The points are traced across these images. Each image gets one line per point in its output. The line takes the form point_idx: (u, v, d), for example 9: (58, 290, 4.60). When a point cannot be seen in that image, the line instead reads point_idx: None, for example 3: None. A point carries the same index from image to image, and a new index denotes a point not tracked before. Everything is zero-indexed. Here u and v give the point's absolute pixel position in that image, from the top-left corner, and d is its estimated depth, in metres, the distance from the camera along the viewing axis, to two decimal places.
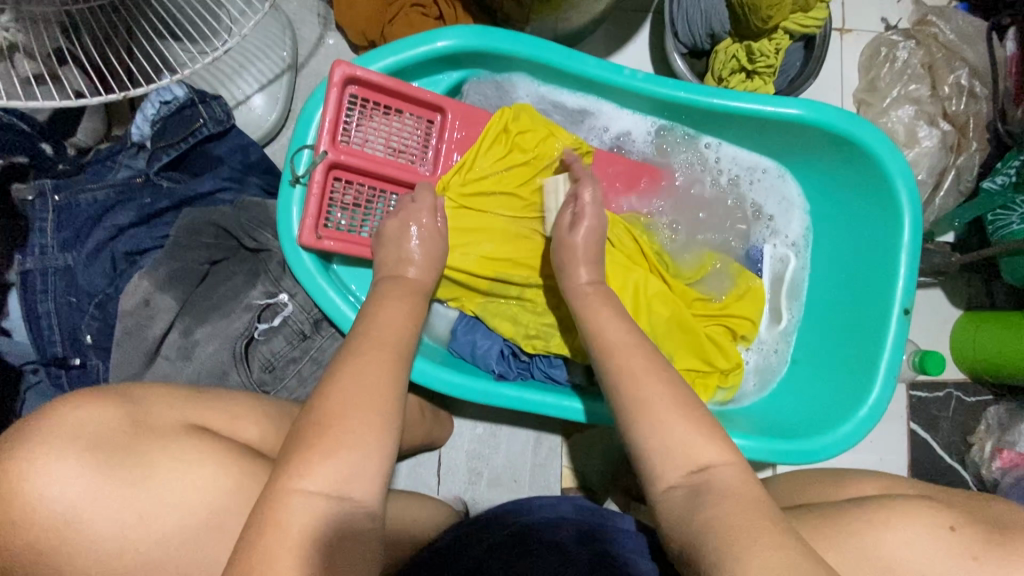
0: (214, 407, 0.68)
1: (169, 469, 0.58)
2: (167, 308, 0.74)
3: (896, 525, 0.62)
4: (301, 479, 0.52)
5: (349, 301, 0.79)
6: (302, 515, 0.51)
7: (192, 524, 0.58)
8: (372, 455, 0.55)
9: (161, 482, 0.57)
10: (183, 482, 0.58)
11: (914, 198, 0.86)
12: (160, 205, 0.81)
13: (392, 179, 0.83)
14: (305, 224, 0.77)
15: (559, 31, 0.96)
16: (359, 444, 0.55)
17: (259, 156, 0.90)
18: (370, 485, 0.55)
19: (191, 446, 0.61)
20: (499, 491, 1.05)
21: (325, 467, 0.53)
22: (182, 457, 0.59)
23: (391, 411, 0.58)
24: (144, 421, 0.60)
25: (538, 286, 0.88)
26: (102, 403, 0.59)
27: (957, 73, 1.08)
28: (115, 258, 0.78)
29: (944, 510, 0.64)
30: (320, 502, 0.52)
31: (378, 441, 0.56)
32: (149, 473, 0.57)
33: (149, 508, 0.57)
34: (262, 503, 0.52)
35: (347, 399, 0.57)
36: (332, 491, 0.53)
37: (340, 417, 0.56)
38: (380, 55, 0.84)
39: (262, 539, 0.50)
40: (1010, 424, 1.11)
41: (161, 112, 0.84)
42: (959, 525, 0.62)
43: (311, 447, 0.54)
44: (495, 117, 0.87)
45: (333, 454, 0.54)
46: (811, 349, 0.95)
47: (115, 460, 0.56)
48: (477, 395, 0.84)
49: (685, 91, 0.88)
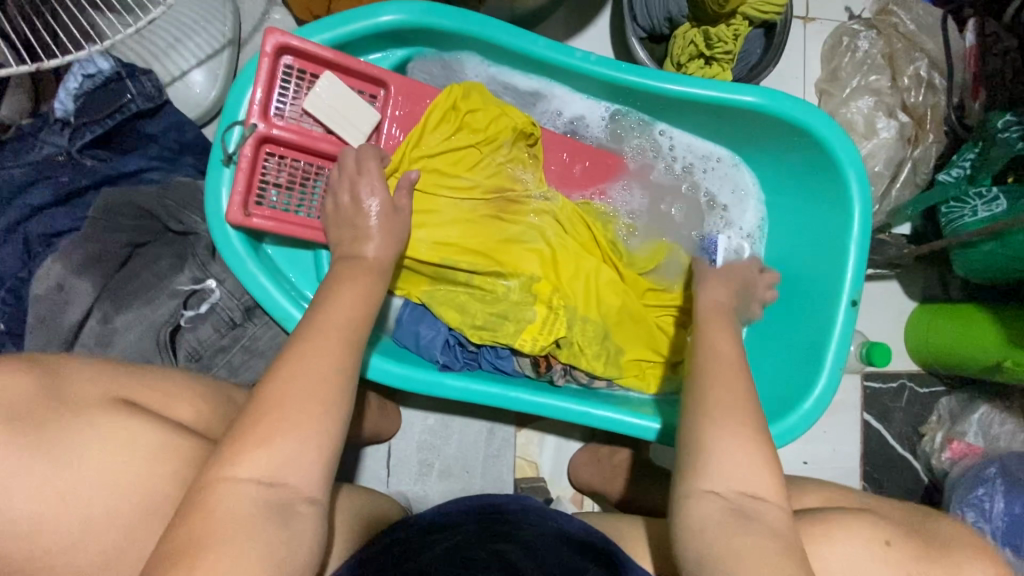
0: (146, 384, 0.64)
1: (83, 456, 0.54)
2: (83, 293, 0.71)
3: (838, 530, 0.62)
4: (235, 466, 0.50)
5: (282, 287, 0.76)
6: (237, 502, 0.49)
7: (104, 518, 0.54)
8: (302, 448, 0.52)
9: (71, 473, 0.53)
10: (98, 474, 0.54)
11: (865, 189, 0.85)
12: (79, 184, 0.77)
13: (330, 156, 0.80)
14: (233, 200, 0.74)
15: (514, 11, 0.92)
16: (294, 432, 0.52)
17: (195, 134, 0.85)
18: (309, 473, 0.52)
19: (107, 428, 0.56)
20: (450, 483, 1.03)
21: (259, 455, 0.51)
22: (92, 446, 0.55)
23: (336, 398, 0.56)
24: (57, 395, 0.57)
25: (484, 272, 0.85)
26: (15, 374, 0.56)
27: (916, 64, 1.08)
28: (28, 240, 0.74)
29: (882, 525, 0.64)
30: (254, 488, 0.49)
31: (309, 435, 0.53)
32: (58, 462, 0.53)
33: (56, 501, 0.52)
34: (193, 493, 0.50)
35: (273, 389, 0.54)
36: (265, 478, 0.50)
37: (272, 407, 0.53)
38: (321, 27, 0.80)
39: (185, 527, 0.47)
40: (961, 415, 1.13)
41: (83, 86, 0.78)
42: (894, 539, 0.62)
43: (247, 433, 0.51)
44: (445, 94, 0.84)
45: (267, 442, 0.51)
46: (762, 340, 0.94)
47: (20, 445, 0.52)
48: (420, 385, 0.82)
49: (639, 75, 0.86)
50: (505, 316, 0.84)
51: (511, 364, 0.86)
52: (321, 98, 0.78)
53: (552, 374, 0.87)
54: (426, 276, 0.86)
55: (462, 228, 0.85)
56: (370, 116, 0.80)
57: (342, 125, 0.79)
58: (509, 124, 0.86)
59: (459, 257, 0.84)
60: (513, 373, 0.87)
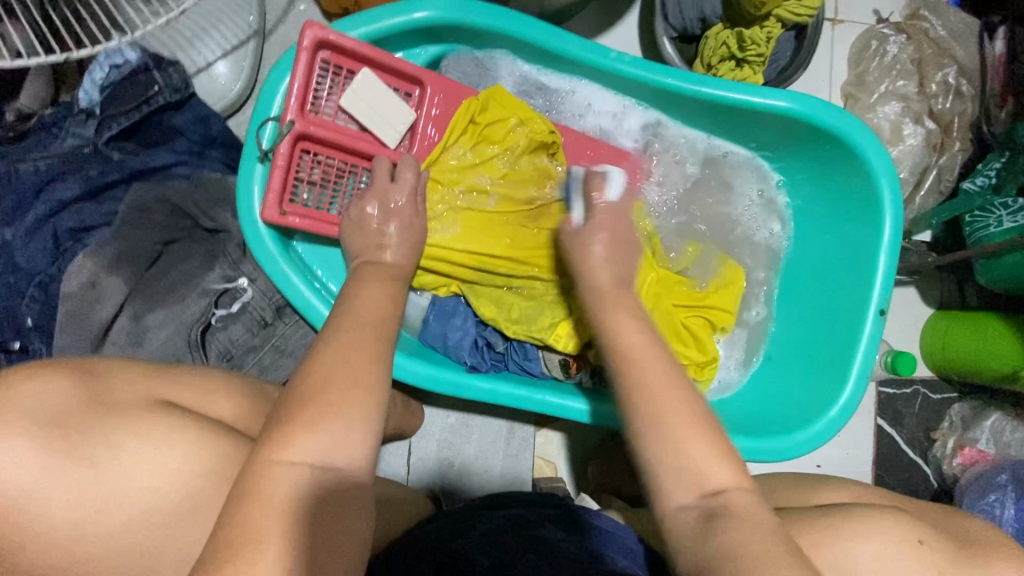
0: (174, 382, 0.63)
1: (133, 455, 0.53)
2: (114, 291, 0.71)
3: (872, 540, 0.61)
4: (281, 453, 0.49)
5: (315, 289, 0.76)
6: (284, 488, 0.48)
7: (151, 520, 0.53)
8: (351, 448, 0.52)
9: (119, 474, 0.52)
10: (139, 479, 0.53)
11: (897, 198, 0.84)
12: (108, 177, 0.75)
13: (364, 155, 0.80)
14: (268, 198, 0.74)
15: (545, 7, 0.90)
16: (346, 425, 0.52)
17: (221, 128, 0.84)
18: (356, 455, 0.51)
19: (156, 426, 0.56)
20: (469, 482, 1.02)
21: (310, 441, 0.50)
22: (135, 445, 0.54)
23: (376, 395, 0.55)
24: (107, 399, 0.55)
25: (516, 271, 0.85)
26: (64, 375, 0.55)
27: (945, 71, 1.07)
28: (57, 235, 0.73)
29: (915, 524, 0.64)
30: (306, 473, 0.49)
31: (355, 439, 0.52)
32: (105, 464, 0.52)
33: (101, 503, 0.51)
34: (239, 482, 0.48)
35: (318, 384, 0.53)
36: (315, 460, 0.50)
37: (313, 398, 0.52)
38: (355, 21, 0.79)
39: (240, 511, 0.46)
40: (973, 422, 1.13)
41: (111, 76, 0.78)
42: (927, 538, 0.62)
43: (291, 420, 0.51)
44: (462, 108, 0.84)
45: (322, 428, 0.51)
46: (783, 344, 0.94)
47: (66, 444, 0.51)
48: (448, 386, 0.81)
49: (674, 77, 0.85)
50: (540, 314, 0.84)
51: (538, 366, 0.86)
52: (358, 95, 0.78)
53: (580, 376, 0.87)
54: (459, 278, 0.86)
55: (489, 239, 0.85)
56: (405, 114, 0.81)
57: (379, 124, 0.80)
58: (529, 135, 0.85)
59: (489, 260, 0.84)
60: (542, 376, 0.87)
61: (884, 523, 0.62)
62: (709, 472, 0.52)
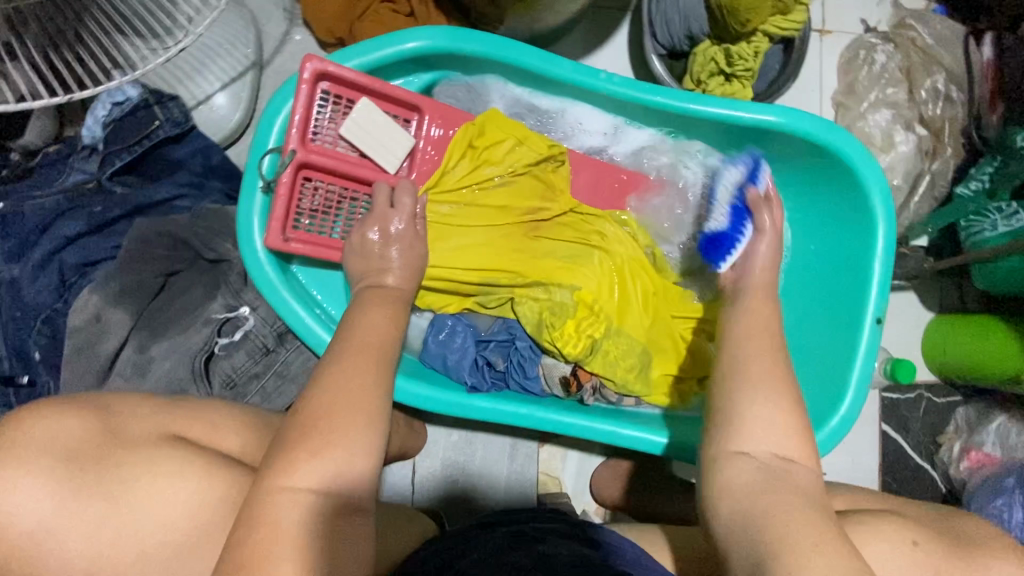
0: (188, 416, 0.64)
1: (145, 484, 0.55)
2: (119, 324, 0.73)
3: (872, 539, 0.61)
4: (281, 480, 0.50)
5: (316, 315, 0.77)
6: (290, 516, 0.48)
7: (166, 547, 0.55)
8: (354, 474, 0.53)
9: (133, 502, 0.54)
10: (150, 509, 0.54)
11: (889, 207, 0.85)
12: (111, 213, 0.77)
13: (365, 181, 0.82)
14: (272, 226, 0.77)
15: (535, 31, 0.92)
16: (353, 447, 0.53)
17: (221, 159, 0.86)
18: (354, 480, 0.52)
19: (170, 456, 0.57)
20: (473, 500, 1.02)
21: (312, 464, 0.51)
22: (147, 473, 0.55)
23: (377, 418, 0.56)
24: (118, 432, 0.57)
25: (520, 287, 0.87)
26: (74, 412, 0.56)
27: (934, 78, 1.07)
28: (63, 271, 0.75)
29: (909, 525, 0.65)
30: (304, 499, 0.49)
31: (357, 464, 0.53)
32: (112, 495, 0.53)
33: (119, 530, 0.53)
34: (243, 510, 0.49)
35: (324, 409, 0.54)
36: (318, 489, 0.50)
37: (318, 422, 0.53)
38: (352, 53, 0.81)
39: (242, 545, 0.47)
40: (978, 425, 1.12)
41: (112, 114, 0.80)
42: (921, 540, 0.63)
43: (293, 447, 0.52)
44: (461, 131, 0.86)
45: (326, 452, 0.52)
46: (783, 354, 0.94)
47: (81, 479, 0.53)
48: (449, 408, 0.82)
49: (663, 94, 0.86)
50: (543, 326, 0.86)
51: (538, 385, 0.87)
52: (358, 123, 0.80)
53: (582, 393, 0.88)
54: (464, 295, 0.88)
55: (494, 257, 0.87)
56: (405, 140, 0.83)
57: (380, 152, 0.82)
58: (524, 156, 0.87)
59: (493, 276, 0.86)
60: (541, 394, 0.88)
61: (881, 531, 0.63)
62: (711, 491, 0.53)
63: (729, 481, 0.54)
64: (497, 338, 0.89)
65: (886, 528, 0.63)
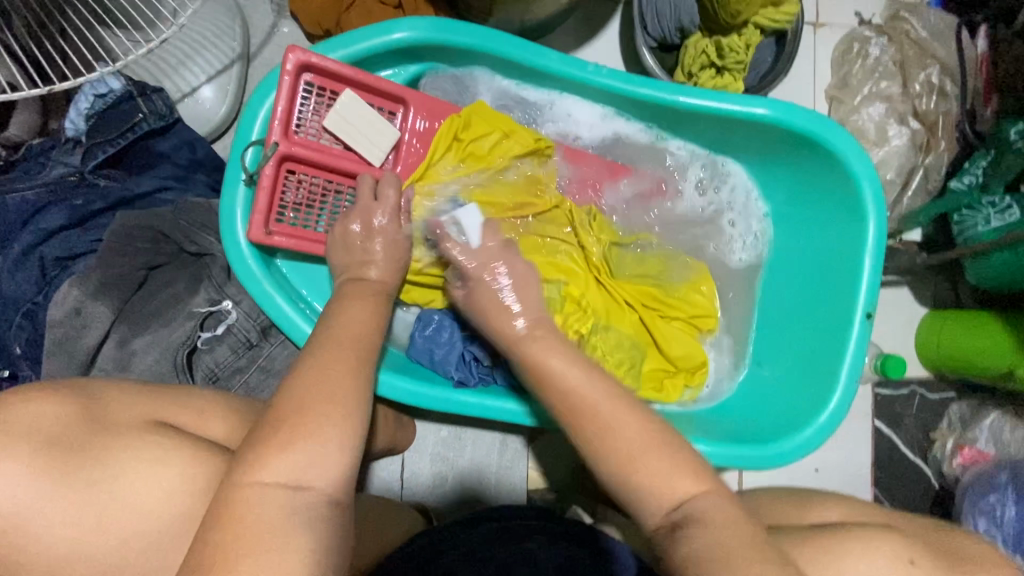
0: (172, 402, 0.63)
1: (120, 478, 0.54)
2: (101, 317, 0.72)
3: (854, 550, 0.62)
4: (256, 474, 0.49)
5: (299, 309, 0.77)
6: (264, 508, 0.48)
7: (142, 543, 0.54)
8: (331, 469, 0.52)
9: (111, 492, 0.53)
10: (124, 503, 0.54)
11: (880, 201, 0.84)
12: (93, 207, 0.77)
13: (350, 174, 0.81)
14: (255, 219, 0.76)
15: (523, 23, 0.91)
16: (330, 442, 0.52)
17: (207, 152, 0.85)
18: (331, 475, 0.52)
19: (145, 450, 0.56)
20: (462, 496, 1.02)
21: (289, 459, 0.50)
22: (124, 465, 0.54)
23: (357, 412, 0.56)
24: (100, 418, 0.56)
25: None
26: (55, 399, 0.56)
27: (928, 71, 1.06)
28: (44, 264, 0.75)
29: (908, 543, 0.64)
30: (279, 493, 0.49)
31: (335, 459, 0.52)
32: (85, 490, 0.53)
33: (94, 523, 0.52)
34: (219, 499, 0.49)
35: (301, 402, 0.54)
36: (294, 483, 0.50)
37: (295, 416, 0.53)
38: (336, 44, 0.80)
39: (216, 534, 0.46)
40: (972, 421, 1.11)
41: (95, 106, 0.79)
42: (919, 558, 0.62)
43: (269, 441, 0.51)
44: (447, 124, 0.85)
45: (302, 446, 0.51)
46: (774, 351, 0.94)
47: (52, 473, 0.52)
48: (434, 402, 0.82)
49: (651, 87, 0.85)
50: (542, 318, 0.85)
51: (526, 380, 0.87)
52: (342, 115, 0.79)
53: None
54: (452, 289, 0.87)
55: None
56: (390, 133, 0.82)
57: (365, 145, 0.81)
58: (512, 148, 0.86)
59: None
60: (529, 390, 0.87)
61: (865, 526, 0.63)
62: None
63: None
64: (484, 333, 0.88)
65: (884, 544, 0.63)
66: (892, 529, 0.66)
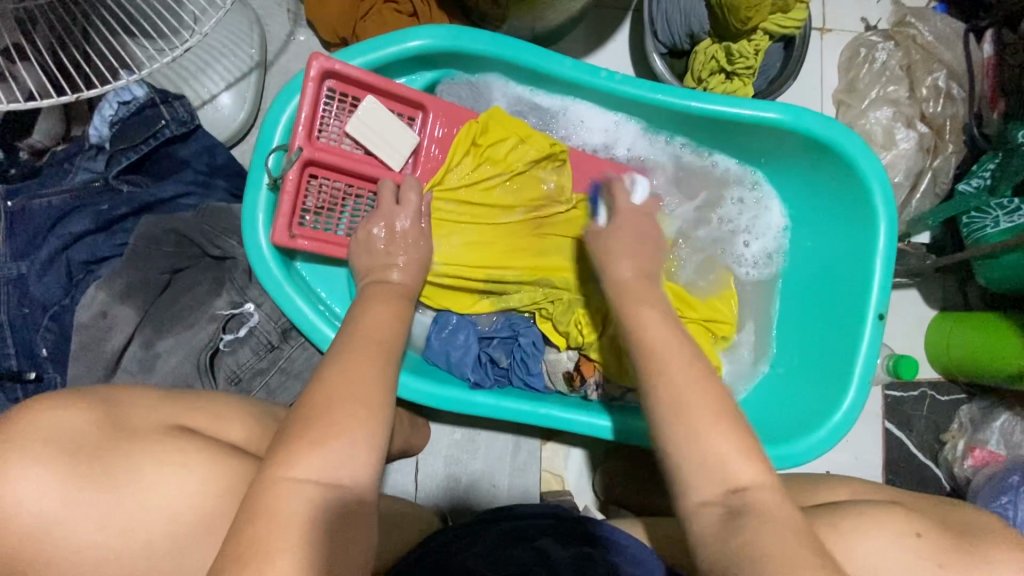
0: (196, 407, 0.65)
1: (150, 478, 0.55)
2: (125, 320, 0.74)
3: (866, 532, 0.62)
4: (286, 472, 0.50)
5: (320, 311, 0.78)
6: (292, 506, 0.49)
7: (171, 542, 0.55)
8: (358, 467, 0.53)
9: (145, 489, 0.55)
10: (154, 503, 0.55)
11: (891, 203, 0.85)
12: (118, 212, 0.78)
13: (370, 178, 0.83)
14: (278, 222, 0.77)
15: (536, 30, 0.92)
16: (357, 440, 0.53)
17: (226, 157, 0.87)
18: (359, 472, 0.53)
19: (172, 451, 0.57)
20: (476, 496, 1.03)
21: (318, 457, 0.51)
22: (156, 462, 0.56)
23: (381, 411, 0.57)
24: (122, 423, 0.58)
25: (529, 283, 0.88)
26: (79, 404, 0.56)
27: (935, 75, 1.07)
28: (71, 266, 0.76)
29: (913, 517, 0.64)
30: (309, 490, 0.50)
31: (362, 457, 0.53)
32: (116, 490, 0.54)
33: (129, 520, 0.54)
34: (252, 490, 0.50)
35: (328, 402, 0.55)
36: (322, 481, 0.51)
37: (321, 415, 0.54)
38: (356, 52, 0.82)
39: (252, 528, 0.48)
40: (982, 422, 1.12)
41: (120, 113, 0.81)
42: (925, 531, 0.63)
43: (298, 439, 0.52)
44: (464, 129, 0.87)
45: (331, 445, 0.52)
46: (787, 353, 0.94)
47: (84, 474, 0.53)
48: (452, 402, 0.83)
49: (663, 93, 0.87)
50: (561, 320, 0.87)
51: (542, 381, 0.88)
52: (363, 121, 0.81)
53: (586, 390, 0.88)
54: (470, 291, 0.88)
55: (503, 253, 0.87)
56: (410, 138, 0.84)
57: (386, 150, 0.82)
58: (528, 153, 0.87)
59: (501, 271, 0.87)
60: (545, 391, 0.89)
61: (882, 522, 0.63)
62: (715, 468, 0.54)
63: (731, 470, 0.54)
64: (500, 334, 0.89)
65: (889, 520, 0.63)
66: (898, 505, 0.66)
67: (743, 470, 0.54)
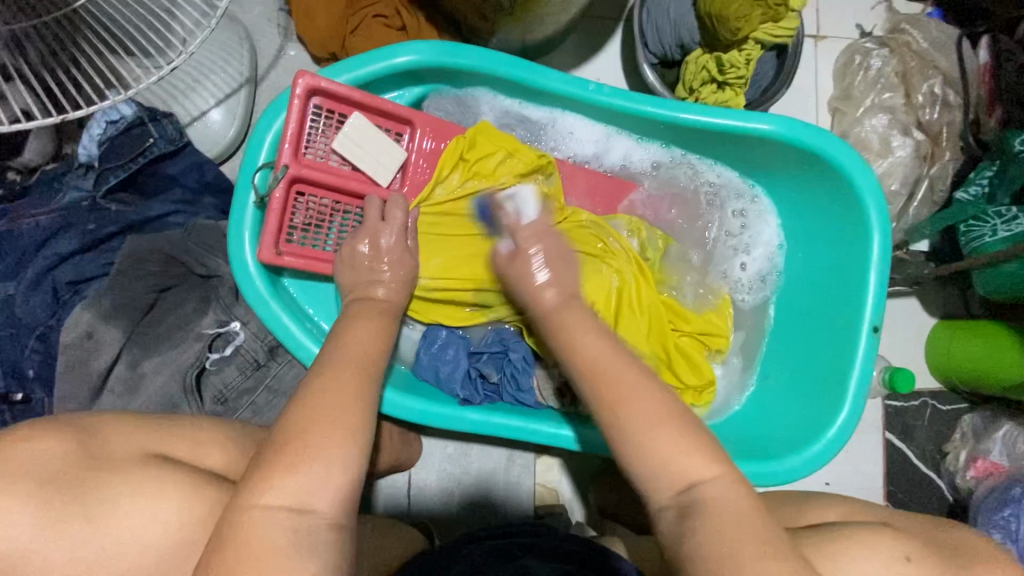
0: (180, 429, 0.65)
1: (131, 501, 0.55)
2: (111, 340, 0.74)
3: (854, 552, 0.61)
4: (263, 499, 0.50)
5: (307, 330, 0.78)
6: (272, 530, 0.49)
7: (151, 567, 0.55)
8: (339, 491, 0.52)
9: (127, 512, 0.55)
10: (135, 528, 0.55)
11: (883, 212, 0.84)
12: (105, 230, 0.79)
13: (357, 195, 0.83)
14: (264, 240, 0.77)
15: (525, 43, 0.92)
16: (335, 463, 0.53)
17: (215, 174, 0.87)
18: (335, 496, 0.52)
19: (153, 475, 0.57)
20: (469, 509, 1.02)
21: (299, 478, 0.51)
22: (136, 485, 0.56)
23: (362, 433, 0.56)
24: (101, 451, 0.57)
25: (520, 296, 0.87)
26: (65, 427, 0.57)
27: (930, 82, 1.06)
28: (57, 288, 0.76)
29: (901, 539, 0.64)
30: (284, 517, 0.50)
31: (343, 481, 0.53)
32: (96, 515, 0.53)
33: (106, 543, 0.54)
34: (226, 517, 0.50)
35: (309, 423, 0.54)
36: (300, 505, 0.50)
37: (300, 437, 0.53)
38: (344, 68, 0.82)
39: (224, 555, 0.48)
40: (985, 433, 1.10)
41: (108, 132, 0.81)
42: (914, 555, 0.62)
43: (278, 461, 0.52)
44: (453, 144, 0.87)
45: (308, 466, 0.52)
46: (781, 365, 0.93)
47: (65, 499, 0.53)
48: (441, 420, 0.82)
49: (652, 105, 0.86)
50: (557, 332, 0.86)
51: (532, 397, 0.87)
52: (350, 138, 0.81)
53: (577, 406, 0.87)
54: (460, 304, 0.88)
55: None
56: (397, 154, 0.84)
57: (372, 165, 0.83)
58: (518, 165, 0.87)
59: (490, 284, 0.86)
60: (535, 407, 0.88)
61: (869, 536, 0.63)
62: (695, 478, 0.53)
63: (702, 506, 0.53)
64: (489, 350, 0.88)
65: (875, 540, 0.62)
66: (887, 526, 0.66)
67: (727, 497, 0.53)
